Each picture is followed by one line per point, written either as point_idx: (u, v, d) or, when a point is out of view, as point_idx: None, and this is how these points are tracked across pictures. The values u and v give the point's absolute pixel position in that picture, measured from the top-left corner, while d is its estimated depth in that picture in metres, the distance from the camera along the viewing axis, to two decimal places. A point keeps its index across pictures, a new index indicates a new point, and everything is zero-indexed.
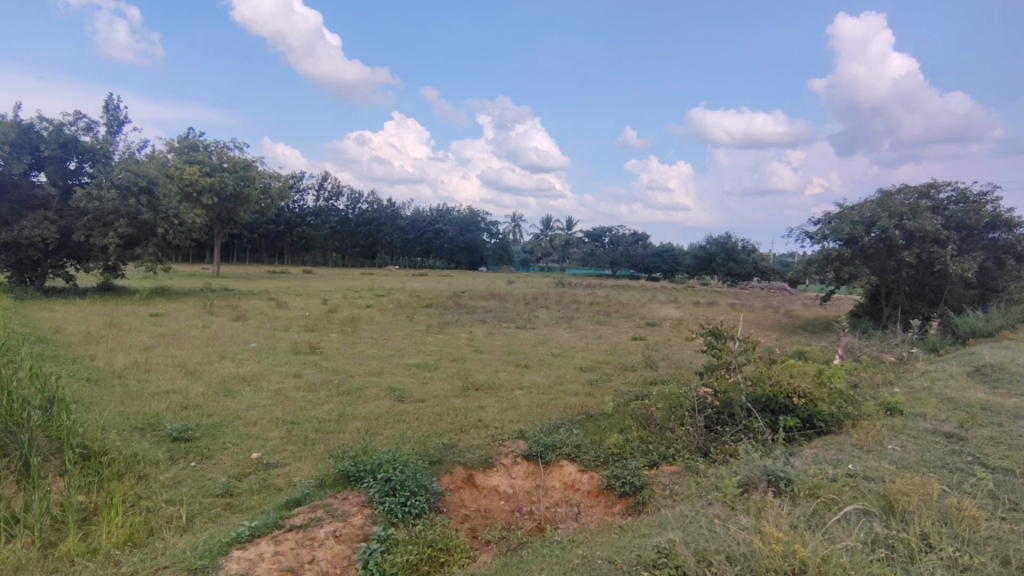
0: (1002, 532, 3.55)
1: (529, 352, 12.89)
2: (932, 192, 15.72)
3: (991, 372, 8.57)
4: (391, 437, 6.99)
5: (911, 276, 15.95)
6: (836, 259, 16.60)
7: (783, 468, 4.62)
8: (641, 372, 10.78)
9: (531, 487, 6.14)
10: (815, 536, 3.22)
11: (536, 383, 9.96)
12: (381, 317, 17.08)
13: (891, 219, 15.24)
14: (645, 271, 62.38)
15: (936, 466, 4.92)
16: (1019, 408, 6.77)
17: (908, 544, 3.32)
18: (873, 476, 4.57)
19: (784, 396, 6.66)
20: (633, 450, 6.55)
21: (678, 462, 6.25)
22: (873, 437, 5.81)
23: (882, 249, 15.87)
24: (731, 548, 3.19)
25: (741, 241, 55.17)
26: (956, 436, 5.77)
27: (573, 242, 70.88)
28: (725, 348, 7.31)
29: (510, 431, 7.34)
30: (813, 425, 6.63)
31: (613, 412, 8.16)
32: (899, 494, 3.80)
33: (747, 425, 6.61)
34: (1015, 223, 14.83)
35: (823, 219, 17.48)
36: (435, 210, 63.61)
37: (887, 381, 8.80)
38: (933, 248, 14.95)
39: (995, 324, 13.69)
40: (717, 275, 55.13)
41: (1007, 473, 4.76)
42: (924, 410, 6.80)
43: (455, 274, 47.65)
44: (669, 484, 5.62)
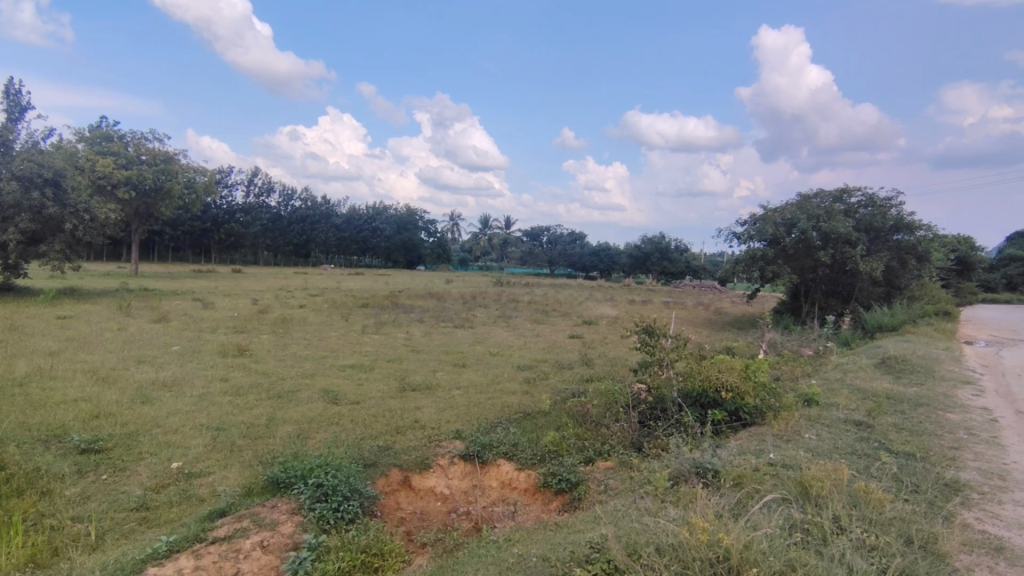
0: (905, 513, 3.84)
1: (467, 351, 12.85)
2: (845, 197, 16.79)
3: (895, 363, 9.25)
4: (324, 441, 6.78)
5: (827, 274, 17.01)
6: (761, 258, 17.49)
7: (711, 460, 4.81)
8: (577, 370, 10.95)
9: (468, 487, 6.11)
10: (738, 524, 3.36)
11: (473, 382, 9.93)
12: (314, 317, 16.55)
13: (809, 221, 16.22)
14: (583, 270, 63.51)
15: (848, 453, 5.25)
16: (919, 396, 7.35)
17: (821, 527, 3.52)
18: (792, 464, 4.83)
19: (713, 391, 6.93)
20: (569, 447, 6.65)
21: (612, 457, 6.39)
22: (792, 428, 6.15)
23: (801, 249, 16.82)
24: (661, 540, 3.29)
25: (673, 242, 57.19)
26: (866, 423, 6.19)
27: (512, 241, 71.24)
28: (657, 345, 7.51)
29: (447, 431, 7.29)
30: (739, 417, 6.94)
31: (549, 410, 8.25)
32: (814, 481, 4.03)
33: (678, 420, 6.85)
34: (915, 226, 16.08)
35: (748, 220, 18.35)
36: (372, 208, 62.33)
37: (805, 373, 9.34)
38: (846, 249, 16.01)
39: (899, 319, 14.80)
40: (651, 275, 56.84)
41: (909, 457, 5.15)
42: (838, 400, 7.26)
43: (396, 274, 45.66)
44: (604, 480, 5.73)
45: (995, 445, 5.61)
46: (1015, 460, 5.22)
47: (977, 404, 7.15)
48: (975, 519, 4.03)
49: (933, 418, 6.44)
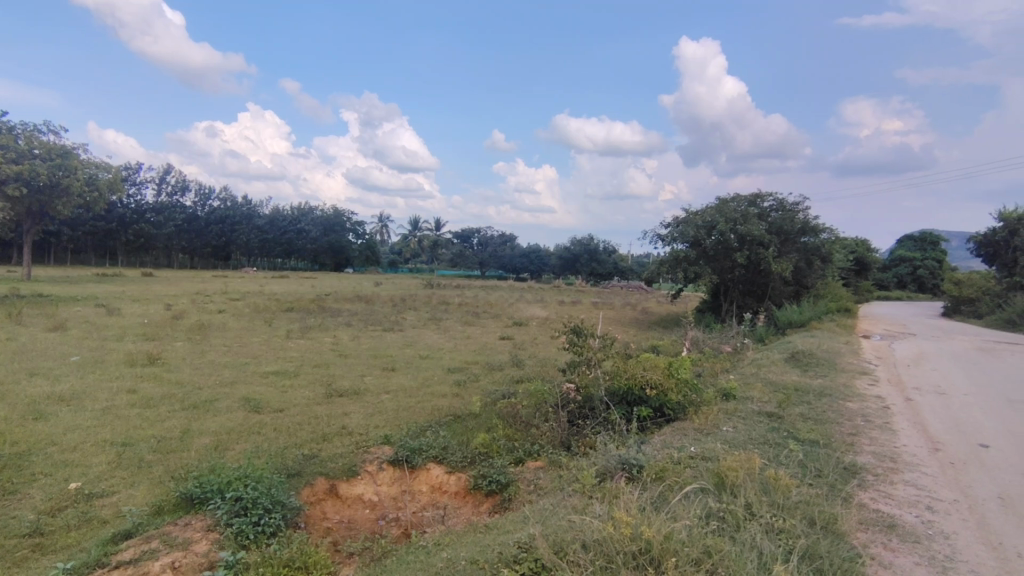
0: (809, 497, 4.11)
1: (396, 354, 12.63)
2: (758, 201, 17.81)
3: (803, 357, 9.92)
4: (244, 452, 6.47)
5: (743, 274, 17.98)
6: (684, 259, 18.25)
7: (635, 456, 4.96)
8: (507, 371, 11.03)
9: (397, 493, 5.99)
10: (659, 516, 3.48)
11: (403, 386, 9.76)
12: (234, 323, 15.76)
13: (727, 224, 17.11)
14: (513, 271, 63.98)
15: (761, 443, 5.56)
16: (823, 387, 7.91)
17: (735, 515, 3.71)
18: (710, 456, 5.06)
19: (638, 388, 7.15)
20: (499, 448, 6.68)
21: (542, 457, 6.47)
22: (711, 421, 6.45)
23: (720, 251, 17.70)
24: (587, 536, 3.37)
25: (601, 243, 58.79)
26: (777, 414, 6.59)
27: (442, 242, 70.81)
28: (585, 345, 7.67)
29: (375, 436, 7.14)
30: (664, 413, 7.14)
31: (479, 412, 8.25)
32: (729, 471, 4.24)
33: (605, 418, 7.03)
34: (819, 229, 17.31)
35: (672, 223, 19.09)
36: (297, 209, 60.19)
37: (723, 369, 9.84)
38: (759, 250, 17.00)
39: (807, 316, 15.89)
40: (580, 275, 58.17)
41: (814, 444, 5.53)
42: (752, 393, 7.68)
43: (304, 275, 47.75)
44: (533, 480, 5.79)
45: (887, 430, 6.12)
46: (904, 443, 5.73)
47: (872, 393, 7.78)
48: (870, 499, 4.39)
49: (835, 407, 6.95)
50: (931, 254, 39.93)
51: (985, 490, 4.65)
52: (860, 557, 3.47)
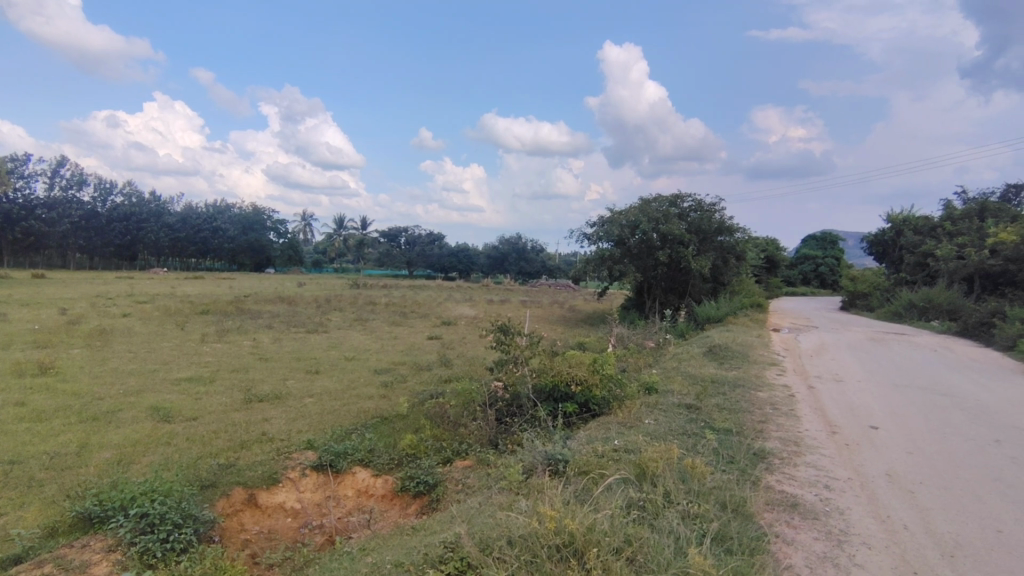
0: (722, 482, 4.35)
1: (321, 356, 12.25)
2: (678, 202, 18.58)
3: (719, 350, 10.46)
4: (151, 464, 6.07)
5: (665, 272, 18.72)
6: (609, 258, 18.78)
7: (561, 451, 5.06)
8: (435, 371, 10.95)
9: (321, 499, 5.79)
10: (582, 509, 3.57)
11: (328, 389, 9.48)
12: (141, 327, 14.75)
13: (649, 224, 17.79)
14: (441, 271, 62.82)
15: (679, 433, 5.82)
16: (736, 378, 8.39)
17: (654, 503, 3.86)
18: (632, 448, 5.24)
19: (564, 385, 7.29)
20: (427, 449, 6.63)
21: (470, 456, 6.48)
22: (634, 415, 6.67)
23: (643, 250, 18.35)
24: (512, 532, 3.41)
25: (529, 242, 59.58)
26: (694, 405, 6.91)
27: (369, 242, 69.34)
28: (512, 344, 7.74)
29: (297, 441, 6.90)
30: (589, 408, 7.27)
31: (407, 413, 8.14)
32: (650, 461, 4.40)
33: (532, 415, 7.13)
34: (734, 228, 18.30)
35: (597, 222, 19.58)
36: (211, 206, 57.07)
37: (646, 364, 10.21)
38: (680, 249, 17.78)
39: (724, 311, 16.75)
40: (509, 274, 58.68)
41: (728, 432, 5.85)
42: (673, 386, 8.01)
43: (210, 275, 45.96)
44: (461, 479, 5.78)
45: (792, 416, 6.57)
46: (806, 428, 6.17)
47: (780, 382, 8.33)
48: (776, 481, 4.70)
49: (747, 397, 7.38)
50: (831, 251, 43.18)
51: (875, 468, 5.09)
52: (766, 535, 3.72)
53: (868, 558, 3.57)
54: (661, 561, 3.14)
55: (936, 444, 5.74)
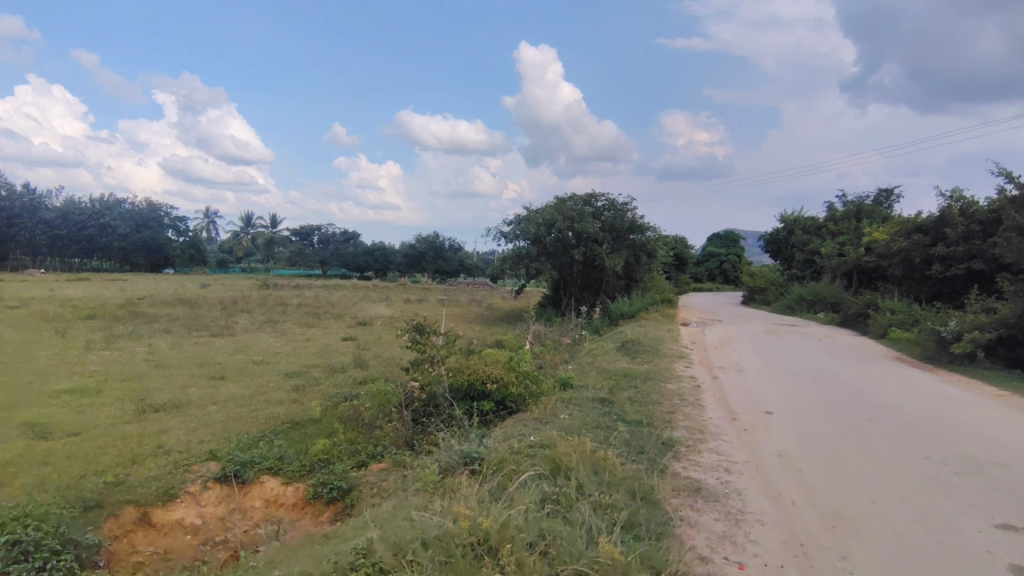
0: (631, 471, 4.52)
1: (226, 361, 11.56)
2: (592, 201, 19.10)
3: (631, 345, 10.87)
4: (25, 487, 5.48)
5: (581, 269, 19.20)
6: (526, 256, 19.00)
7: (477, 449, 5.06)
8: (350, 374, 10.63)
9: (224, 513, 5.45)
10: (497, 505, 3.59)
11: (233, 395, 8.96)
12: (14, 335, 13.28)
13: (565, 222, 18.22)
14: (357, 270, 61.24)
15: (593, 427, 5.98)
16: (647, 372, 8.75)
17: (567, 496, 3.95)
18: (548, 443, 5.33)
19: (480, 383, 7.30)
20: (340, 453, 6.43)
21: (386, 459, 6.34)
22: (550, 410, 6.78)
23: (559, 248, 18.75)
24: (427, 533, 3.38)
25: (447, 241, 59.28)
26: (607, 398, 7.13)
27: (279, 240, 66.30)
28: (428, 343, 7.66)
29: (198, 453, 6.47)
30: (506, 406, 7.33)
31: (320, 417, 7.84)
32: (564, 455, 4.49)
33: (450, 415, 7.08)
34: (645, 227, 19.08)
35: (514, 220, 19.76)
36: (99, 201, 52.42)
37: (563, 360, 10.43)
38: (594, 247, 18.32)
39: (636, 307, 17.42)
40: (426, 273, 58.08)
41: (639, 424, 6.08)
42: (587, 381, 8.22)
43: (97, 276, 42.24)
44: (376, 482, 5.65)
45: (697, 406, 6.94)
46: (709, 416, 6.54)
47: (687, 374, 8.77)
48: (682, 468, 4.95)
49: (657, 389, 7.71)
50: (733, 249, 46.05)
51: (769, 450, 5.47)
52: (672, 520, 3.91)
53: (762, 534, 3.84)
54: (572, 552, 3.22)
55: (822, 425, 6.25)
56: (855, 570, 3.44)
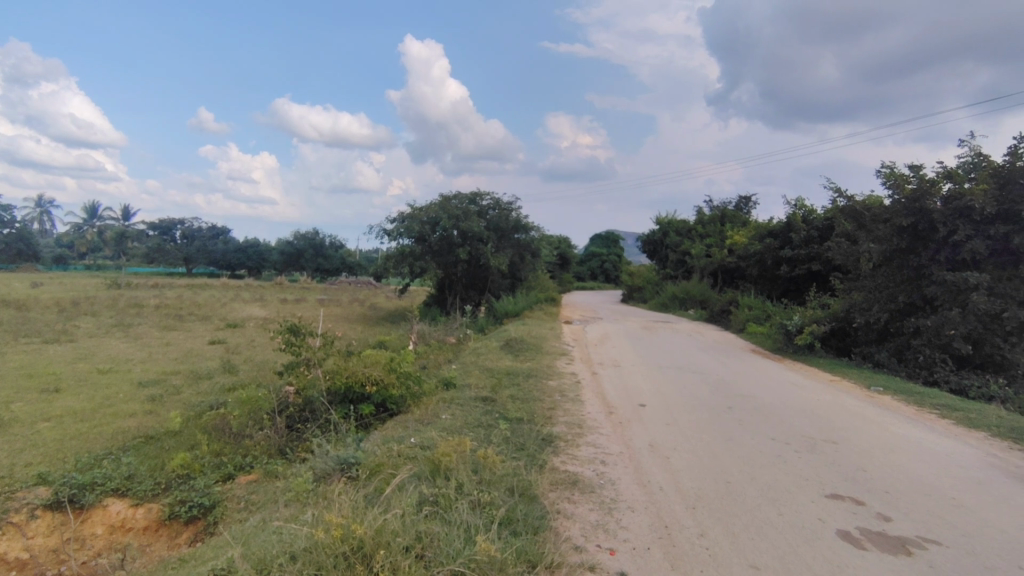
0: (510, 469, 4.57)
1: (63, 371, 10.19)
2: (477, 199, 19.16)
3: (515, 343, 11.05)
4: None
5: (465, 268, 19.23)
6: (410, 255, 18.71)
7: (354, 454, 4.86)
8: (216, 380, 9.80)
9: (57, 544, 4.76)
10: (372, 511, 3.45)
11: (72, 410, 7.90)
12: None
13: (449, 221, 18.16)
14: (227, 269, 56.93)
15: (474, 426, 5.97)
16: (530, 369, 8.94)
17: (446, 497, 3.89)
18: (429, 444, 5.25)
19: (359, 386, 7.03)
20: (203, 467, 5.88)
21: (255, 470, 5.90)
22: (432, 411, 6.69)
23: (444, 246, 18.65)
24: (295, 546, 3.17)
25: (329, 238, 56.91)
26: (490, 397, 7.17)
27: (133, 235, 59.87)
28: (303, 345, 7.25)
29: (25, 477, 5.62)
30: (387, 408, 7.13)
31: (179, 429, 7.14)
32: (443, 456, 4.43)
33: (327, 421, 6.76)
34: (529, 227, 19.48)
35: (398, 218, 19.35)
36: None
37: (447, 360, 10.35)
38: (479, 246, 18.44)
39: (520, 306, 17.75)
40: (306, 272, 55.30)
41: (520, 421, 6.18)
42: (470, 380, 8.22)
43: None
44: (244, 496, 5.22)
45: (577, 401, 7.20)
46: (588, 411, 6.80)
47: (568, 370, 9.07)
48: (561, 462, 5.09)
49: (538, 386, 7.89)
50: (613, 249, 48.62)
51: (641, 440, 5.78)
52: (550, 513, 3.99)
53: (632, 520, 4.04)
54: (450, 553, 3.18)
55: (688, 415, 6.72)
56: (711, 545, 3.72)
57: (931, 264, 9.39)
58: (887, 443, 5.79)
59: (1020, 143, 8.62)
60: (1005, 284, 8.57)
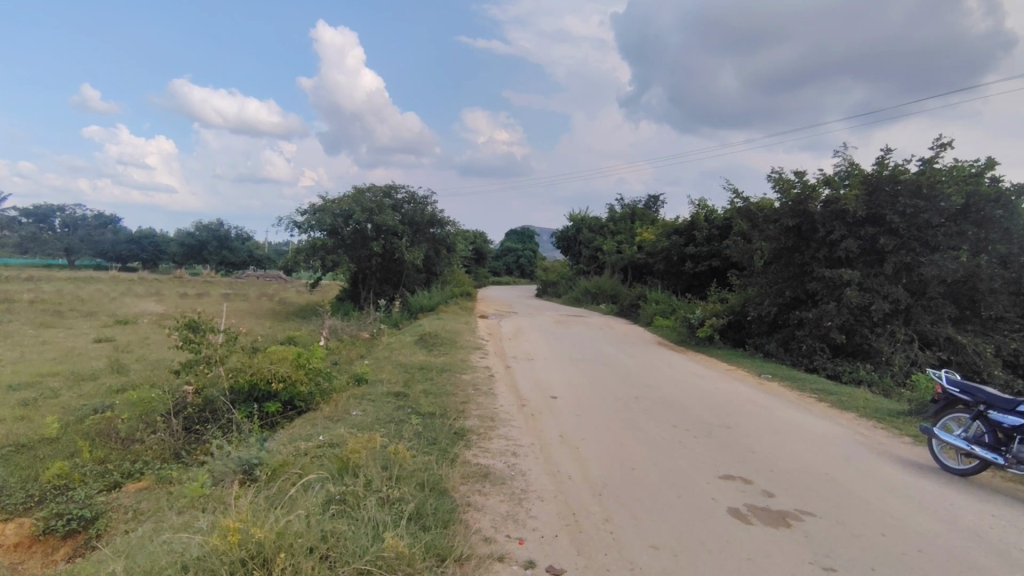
0: (421, 464, 4.55)
1: None
2: (392, 192, 18.77)
3: (430, 338, 10.99)
4: None
5: (380, 263, 18.87)
6: (321, 248, 18.12)
7: (257, 455, 4.66)
8: (102, 381, 9.04)
9: None
10: (274, 513, 3.34)
11: None
12: None
13: (363, 214, 17.73)
14: (117, 261, 52.51)
15: (386, 422, 5.90)
16: (444, 363, 8.94)
17: (354, 494, 3.83)
18: (337, 442, 5.12)
19: (264, 383, 6.72)
20: (85, 475, 5.42)
21: (146, 476, 5.51)
22: (342, 407, 6.53)
23: (357, 239, 18.21)
24: (189, 555, 3.01)
25: (233, 229, 53.91)
26: (403, 392, 7.10)
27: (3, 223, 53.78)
28: (202, 342, 6.85)
29: None
30: (294, 406, 6.88)
31: (57, 435, 6.52)
32: (352, 454, 4.34)
33: (229, 422, 6.43)
34: (444, 221, 19.36)
35: (308, 210, 18.66)
36: None
37: (359, 355, 10.14)
38: (393, 240, 18.14)
39: (436, 301, 17.66)
40: (208, 265, 52.10)
41: (433, 416, 6.17)
42: (383, 375, 8.09)
43: None
44: (132, 504, 4.86)
45: (489, 394, 7.29)
46: (501, 404, 6.89)
47: (482, 364, 9.15)
48: (473, 455, 5.14)
49: (452, 380, 7.91)
50: (528, 245, 49.41)
51: (551, 432, 5.94)
52: (459, 507, 4.02)
53: (540, 509, 4.15)
54: (356, 551, 3.14)
55: (598, 405, 6.98)
56: (614, 530, 3.90)
57: (813, 262, 10.27)
58: (773, 426, 6.29)
59: (886, 155, 9.59)
60: (874, 280, 9.52)
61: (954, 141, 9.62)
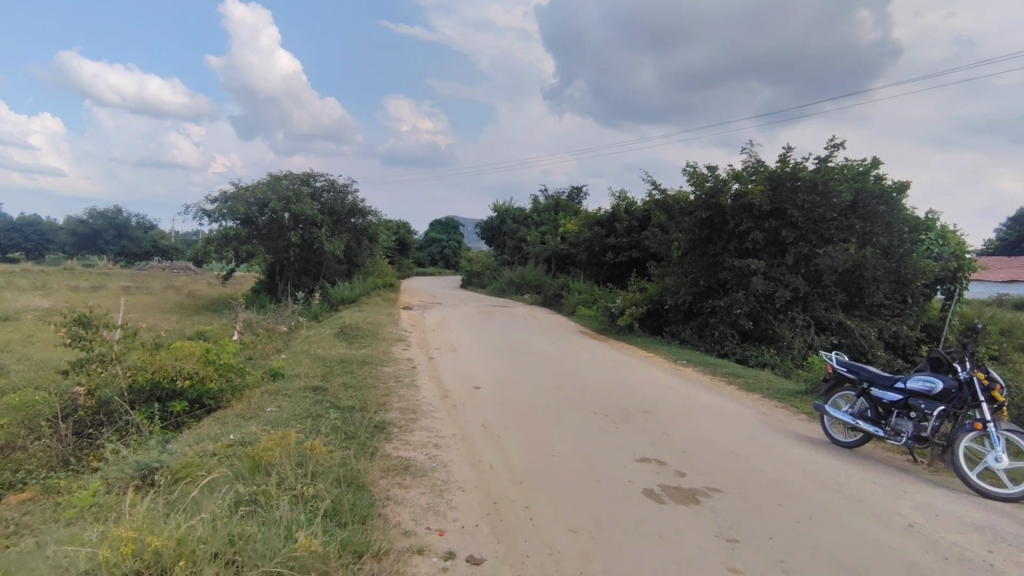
0: (338, 459, 4.43)
1: None
2: (311, 180, 18.06)
3: (351, 330, 10.70)
4: None
5: (298, 253, 18.16)
6: (234, 238, 17.19)
7: (159, 457, 4.36)
8: None
9: None
10: (175, 519, 3.14)
11: None
12: None
13: (280, 203, 16.96)
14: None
15: (302, 417, 5.69)
16: (365, 356, 8.74)
17: (264, 494, 3.68)
18: (248, 440, 4.89)
19: (168, 381, 6.30)
20: None
21: (30, 487, 5.03)
22: (255, 404, 6.24)
23: (273, 229, 17.45)
24: (75, 569, 2.78)
25: (134, 217, 50.13)
26: (321, 386, 6.88)
27: None
28: (96, 339, 6.36)
29: None
30: (203, 404, 6.50)
31: None
32: (264, 451, 4.16)
33: (128, 423, 5.98)
34: (365, 211, 18.87)
35: (219, 197, 17.64)
36: None
37: (275, 349, 9.72)
38: (312, 230, 17.52)
39: (357, 292, 17.20)
40: (105, 255, 48.15)
41: (352, 409, 6.02)
42: (300, 369, 7.80)
43: None
44: (13, 517, 4.43)
45: (412, 386, 7.20)
46: (423, 396, 6.83)
47: (405, 356, 9.02)
48: (394, 448, 5.06)
49: (373, 373, 7.74)
50: (453, 235, 49.17)
51: (474, 422, 5.96)
52: (378, 501, 3.95)
53: (461, 499, 4.16)
54: (265, 554, 3.01)
55: (520, 394, 7.06)
56: (534, 516, 3.96)
57: (723, 253, 10.84)
58: (686, 409, 6.61)
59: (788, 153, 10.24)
60: (778, 269, 10.18)
61: (846, 141, 10.39)
